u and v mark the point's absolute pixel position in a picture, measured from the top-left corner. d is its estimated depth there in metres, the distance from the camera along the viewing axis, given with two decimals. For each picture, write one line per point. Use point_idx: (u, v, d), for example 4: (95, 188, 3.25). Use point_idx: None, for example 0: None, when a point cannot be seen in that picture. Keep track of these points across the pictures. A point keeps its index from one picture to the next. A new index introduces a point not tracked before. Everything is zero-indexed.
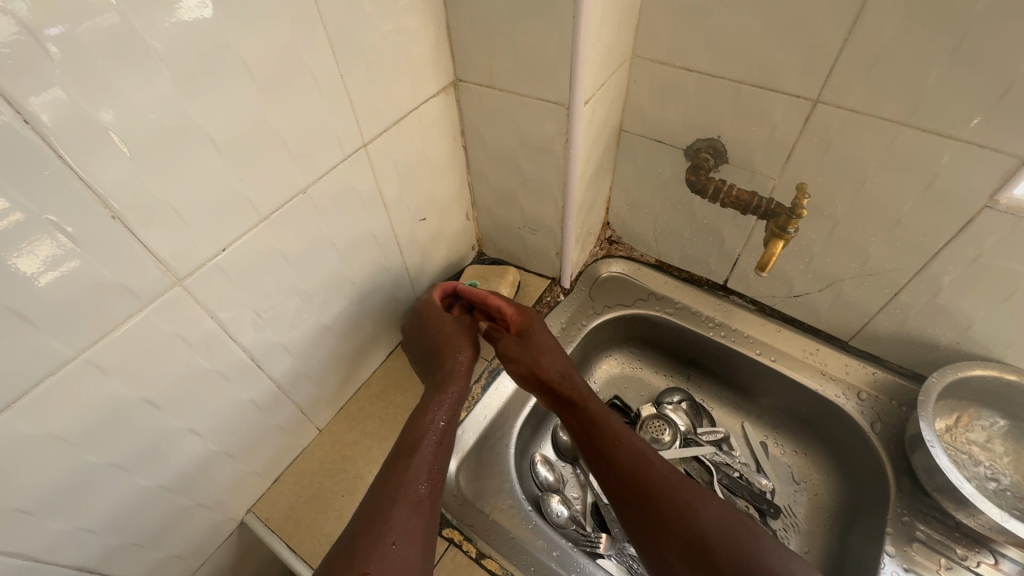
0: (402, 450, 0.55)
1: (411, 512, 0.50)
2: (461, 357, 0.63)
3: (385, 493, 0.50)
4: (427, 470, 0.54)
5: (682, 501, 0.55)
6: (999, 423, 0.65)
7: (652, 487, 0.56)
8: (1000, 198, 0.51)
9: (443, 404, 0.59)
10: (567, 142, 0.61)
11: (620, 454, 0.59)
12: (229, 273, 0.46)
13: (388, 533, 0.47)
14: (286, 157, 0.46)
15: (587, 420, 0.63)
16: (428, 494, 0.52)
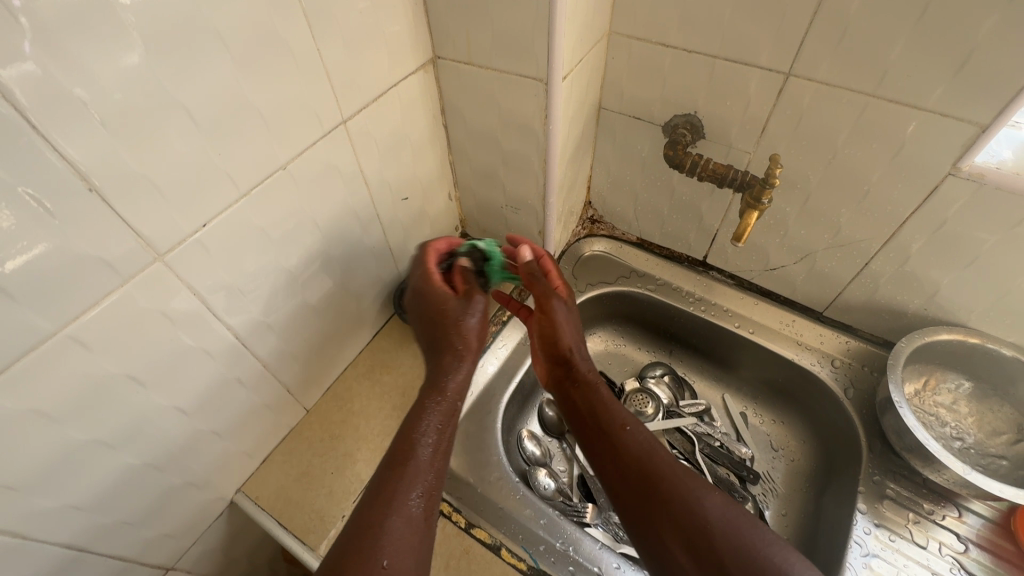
0: (395, 457, 0.50)
1: (409, 526, 0.46)
2: (467, 336, 0.57)
3: (378, 504, 0.47)
4: (426, 478, 0.49)
5: (685, 493, 0.51)
6: (965, 384, 0.68)
7: (657, 479, 0.53)
8: (962, 166, 0.54)
9: (439, 407, 0.53)
10: (547, 119, 0.62)
11: (627, 446, 0.57)
12: (210, 250, 0.46)
13: (380, 551, 0.44)
14: (264, 133, 0.46)
15: (598, 411, 0.61)
16: (423, 509, 0.48)
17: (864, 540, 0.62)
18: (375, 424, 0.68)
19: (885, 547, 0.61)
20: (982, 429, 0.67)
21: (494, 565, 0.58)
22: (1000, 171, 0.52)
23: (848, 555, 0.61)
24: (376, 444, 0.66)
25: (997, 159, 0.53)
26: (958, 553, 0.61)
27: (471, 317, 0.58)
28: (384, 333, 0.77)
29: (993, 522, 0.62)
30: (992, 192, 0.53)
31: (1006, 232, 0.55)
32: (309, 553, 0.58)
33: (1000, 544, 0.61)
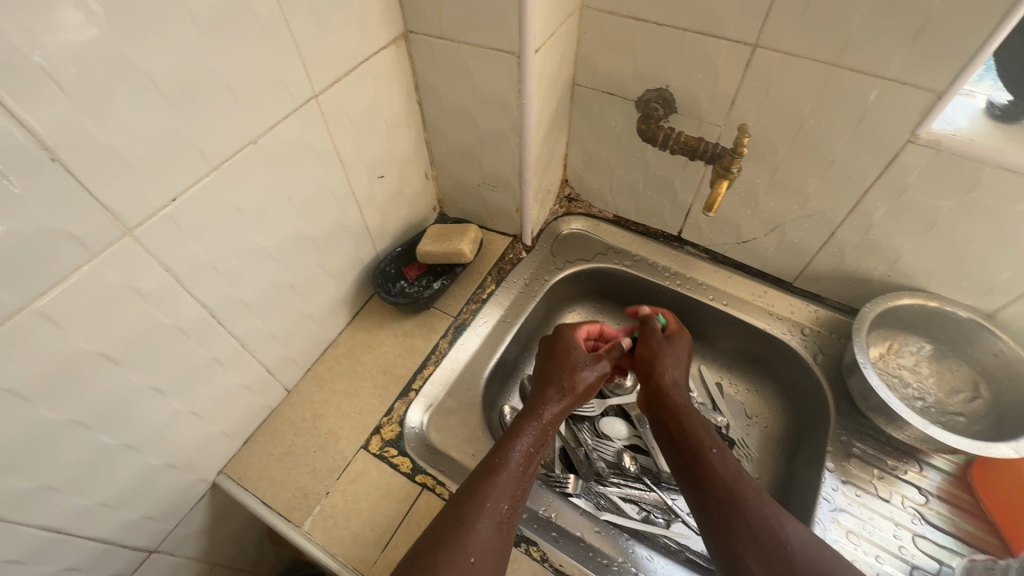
0: (492, 465, 0.54)
1: (493, 529, 0.50)
2: (578, 384, 0.65)
3: (473, 505, 0.51)
4: (513, 488, 0.53)
5: (764, 512, 0.52)
6: (926, 347, 0.72)
7: (735, 498, 0.53)
8: (920, 134, 0.56)
9: (534, 427, 0.59)
10: (521, 93, 0.62)
11: (710, 464, 0.56)
12: (181, 226, 0.45)
13: (469, 547, 0.48)
14: (234, 106, 0.46)
15: (683, 432, 0.60)
16: (510, 513, 0.52)
17: (832, 496, 0.64)
18: (357, 403, 0.68)
19: (851, 502, 0.64)
20: (942, 389, 0.70)
21: None
22: (955, 138, 0.55)
23: (816, 511, 0.63)
24: (358, 422, 0.67)
25: (953, 127, 0.56)
26: (919, 505, 0.64)
27: (589, 372, 0.67)
28: (364, 313, 0.76)
29: (952, 476, 0.65)
30: (948, 158, 0.56)
31: (961, 197, 0.58)
32: (294, 530, 0.59)
33: (958, 495, 0.64)
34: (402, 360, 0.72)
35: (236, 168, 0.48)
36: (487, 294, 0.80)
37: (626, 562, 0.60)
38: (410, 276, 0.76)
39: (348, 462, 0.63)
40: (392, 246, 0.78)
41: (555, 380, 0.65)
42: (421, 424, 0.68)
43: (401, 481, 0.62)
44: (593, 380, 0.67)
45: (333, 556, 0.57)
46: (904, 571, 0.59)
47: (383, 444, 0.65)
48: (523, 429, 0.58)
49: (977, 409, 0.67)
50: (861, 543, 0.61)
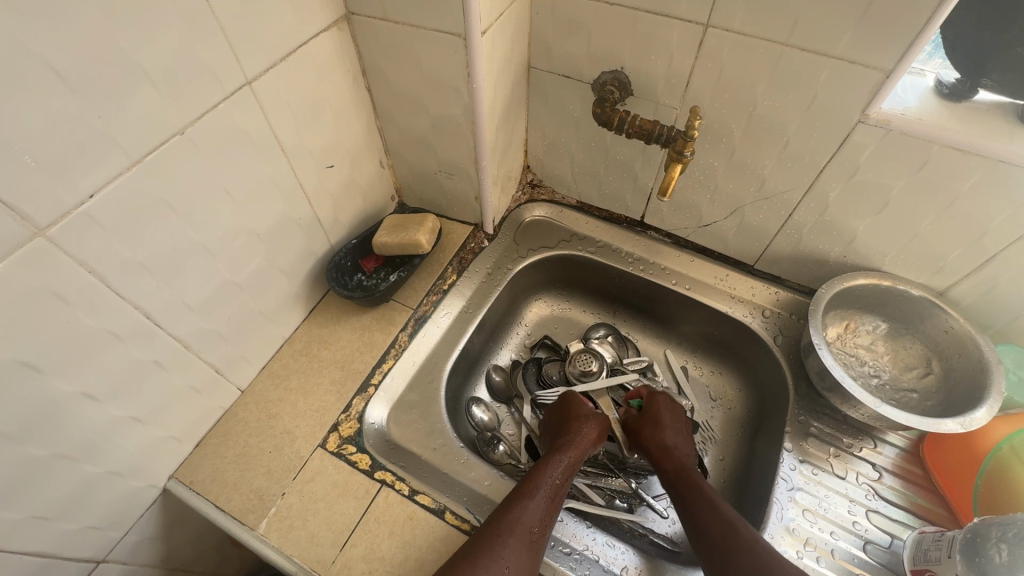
0: (523, 490, 0.58)
1: (522, 546, 0.53)
2: (586, 432, 0.68)
3: (506, 522, 0.54)
4: (542, 512, 0.57)
5: (765, 556, 0.53)
6: (882, 326, 0.73)
7: (734, 549, 0.54)
8: (870, 113, 0.56)
9: (559, 463, 0.63)
10: (470, 77, 0.60)
11: (708, 517, 0.58)
12: (103, 223, 0.43)
13: (500, 558, 0.51)
14: (154, 94, 0.43)
15: (689, 489, 0.62)
16: (539, 536, 0.55)
17: (790, 476, 0.65)
18: (314, 400, 0.66)
19: (808, 481, 0.65)
20: (897, 366, 0.71)
21: (438, 530, 0.57)
22: (904, 117, 0.55)
23: (774, 491, 0.64)
24: (315, 420, 0.65)
25: (902, 106, 0.56)
26: (874, 480, 0.65)
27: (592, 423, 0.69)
28: (320, 308, 0.74)
29: (905, 451, 0.67)
30: (898, 137, 0.56)
31: (911, 176, 0.58)
32: (248, 533, 0.57)
33: (911, 470, 0.65)
34: (361, 354, 0.71)
35: (163, 160, 0.45)
36: (448, 285, 0.79)
37: (588, 551, 0.60)
38: (368, 269, 0.74)
39: (304, 461, 0.62)
40: (348, 238, 0.75)
41: (570, 427, 0.69)
42: (382, 420, 0.67)
43: (359, 478, 0.61)
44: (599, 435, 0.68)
45: (289, 558, 0.56)
46: (858, 546, 0.60)
47: (340, 441, 0.63)
48: (551, 462, 0.62)
49: (929, 385, 0.68)
50: (817, 520, 0.62)
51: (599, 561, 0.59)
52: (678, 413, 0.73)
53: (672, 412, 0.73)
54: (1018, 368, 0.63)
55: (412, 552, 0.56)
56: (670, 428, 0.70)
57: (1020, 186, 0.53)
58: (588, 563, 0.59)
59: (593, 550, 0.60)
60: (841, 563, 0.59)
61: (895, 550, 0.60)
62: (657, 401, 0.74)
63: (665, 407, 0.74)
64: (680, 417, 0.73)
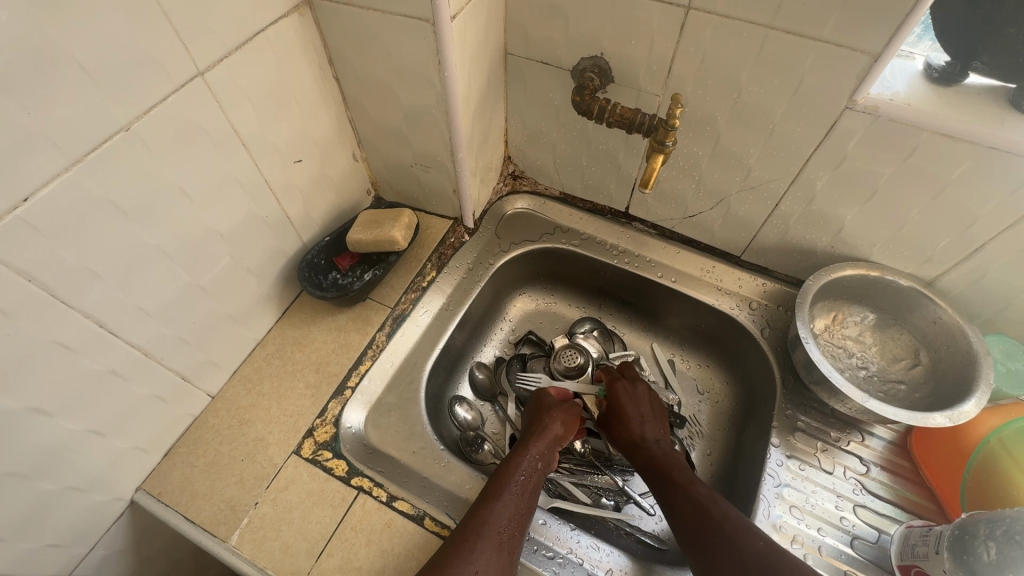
0: (490, 490, 0.56)
1: (492, 549, 0.51)
2: (552, 425, 0.66)
3: (475, 526, 0.52)
4: (512, 510, 0.55)
5: (736, 537, 0.52)
6: (870, 317, 0.71)
7: (708, 532, 0.53)
8: (858, 99, 0.53)
9: (525, 459, 0.61)
10: (442, 65, 0.57)
11: (680, 502, 0.57)
12: (42, 228, 0.40)
13: (469, 563, 0.49)
14: (93, 88, 0.40)
15: (659, 473, 0.61)
16: (509, 536, 0.53)
17: (777, 472, 0.64)
18: (288, 405, 0.64)
19: (795, 477, 0.64)
20: (885, 357, 0.70)
21: (416, 536, 0.56)
22: (892, 102, 0.53)
23: (761, 487, 0.63)
24: (289, 426, 0.63)
25: (891, 91, 0.54)
26: (861, 475, 0.64)
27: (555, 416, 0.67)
28: (294, 308, 0.72)
29: (893, 444, 0.66)
30: (886, 124, 0.54)
31: (899, 164, 0.56)
32: (220, 545, 0.55)
33: (898, 463, 0.65)
34: (336, 356, 0.68)
35: (107, 159, 0.42)
36: (427, 282, 0.76)
37: (572, 554, 0.58)
38: (343, 267, 0.71)
39: (278, 469, 0.60)
40: (322, 235, 0.72)
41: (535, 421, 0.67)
42: (359, 424, 0.65)
43: (335, 485, 0.59)
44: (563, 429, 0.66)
45: (263, 570, 0.54)
46: (845, 542, 0.59)
47: (316, 447, 0.61)
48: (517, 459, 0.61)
49: (917, 376, 0.67)
50: (804, 516, 0.61)
51: (584, 564, 0.58)
52: (642, 398, 0.70)
53: (634, 401, 0.69)
54: (1006, 358, 0.62)
55: (389, 561, 0.54)
56: (635, 420, 0.67)
57: (1010, 173, 0.52)
58: (572, 566, 0.57)
59: (577, 553, 0.58)
60: (828, 560, 0.58)
61: (882, 544, 0.59)
62: (617, 392, 0.70)
63: (627, 399, 0.69)
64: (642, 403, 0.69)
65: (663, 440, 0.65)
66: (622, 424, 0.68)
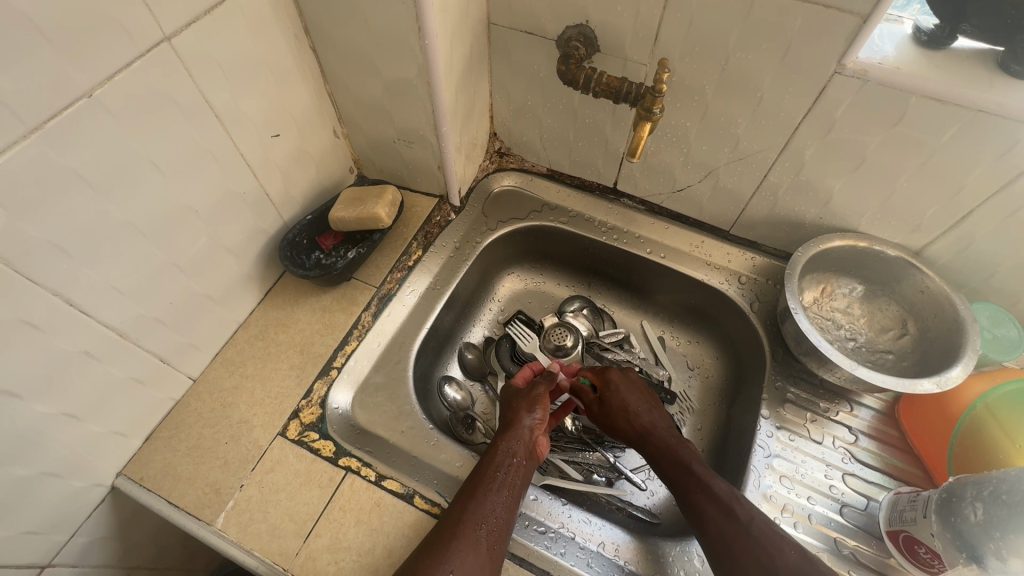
0: (474, 489, 0.54)
1: (470, 549, 0.49)
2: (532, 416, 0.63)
3: (456, 526, 0.50)
4: (495, 510, 0.52)
5: (761, 539, 0.50)
6: (858, 288, 0.71)
7: (731, 533, 0.51)
8: (847, 64, 0.53)
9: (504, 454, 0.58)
10: (422, 32, 0.55)
11: (701, 501, 0.54)
12: (0, 200, 0.38)
13: (445, 563, 0.47)
14: (50, 52, 0.38)
15: (676, 472, 0.58)
16: (490, 534, 0.51)
17: (768, 443, 0.64)
18: (273, 386, 0.63)
19: (785, 447, 0.64)
20: (873, 328, 0.70)
21: (406, 515, 0.55)
22: (881, 66, 0.52)
23: (752, 458, 0.64)
24: (274, 408, 0.61)
25: (880, 55, 0.53)
26: (850, 444, 0.64)
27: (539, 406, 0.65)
28: (277, 289, 0.70)
29: (880, 413, 0.66)
30: (875, 89, 0.53)
31: (888, 131, 0.56)
32: (205, 529, 0.54)
33: (886, 431, 0.65)
34: (321, 337, 0.67)
35: (69, 128, 0.40)
36: (413, 261, 0.75)
37: (563, 529, 0.58)
38: (326, 246, 0.70)
39: (263, 451, 0.59)
40: (303, 214, 0.71)
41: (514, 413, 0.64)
42: (346, 404, 0.64)
43: (323, 466, 0.58)
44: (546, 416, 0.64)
45: (250, 553, 0.53)
46: (835, 509, 0.60)
47: (301, 429, 0.60)
48: (496, 454, 0.58)
49: (905, 346, 0.67)
50: (794, 486, 0.61)
51: (576, 538, 0.57)
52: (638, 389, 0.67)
53: (632, 390, 0.66)
54: (992, 326, 0.62)
55: (379, 540, 0.53)
56: (641, 410, 0.64)
57: (999, 138, 0.51)
58: (564, 541, 0.57)
59: (569, 528, 0.58)
60: (818, 528, 0.59)
61: (871, 511, 0.60)
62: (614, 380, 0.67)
63: (625, 387, 0.67)
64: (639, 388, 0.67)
65: (673, 430, 0.63)
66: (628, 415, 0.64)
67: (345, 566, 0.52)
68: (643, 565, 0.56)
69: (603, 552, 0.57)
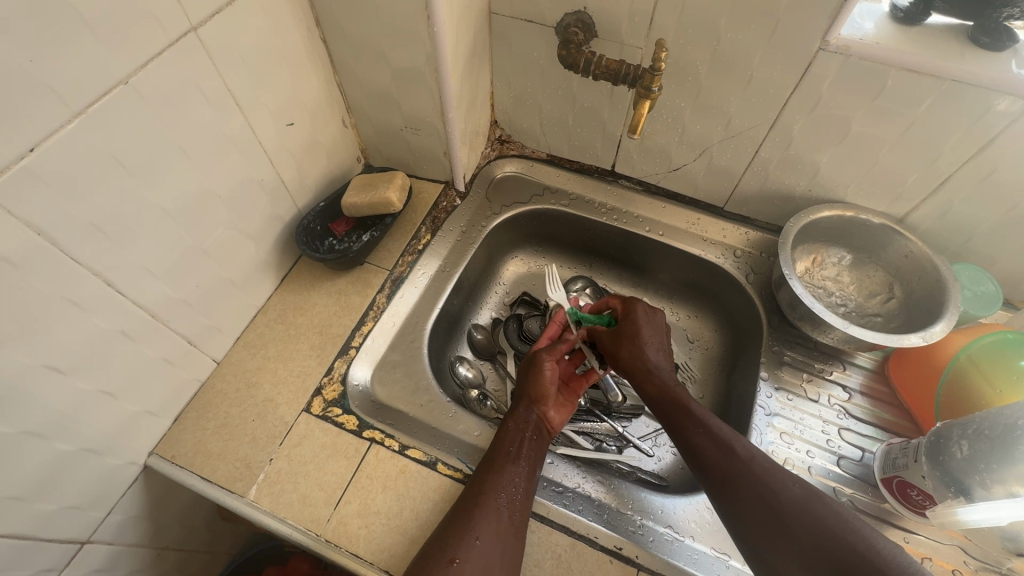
0: (491, 463, 0.56)
1: (493, 516, 0.51)
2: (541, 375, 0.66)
3: (478, 497, 0.53)
4: (513, 480, 0.55)
5: (763, 477, 0.50)
6: (846, 257, 0.75)
7: (734, 472, 0.51)
8: (830, 40, 0.56)
9: (516, 430, 0.61)
10: (429, 20, 0.58)
11: (701, 443, 0.54)
12: (46, 180, 0.40)
13: (471, 530, 0.50)
14: (90, 38, 0.40)
15: (671, 416, 0.58)
16: (510, 503, 0.53)
17: (768, 403, 0.68)
18: (294, 366, 0.65)
19: (784, 406, 0.68)
20: (862, 293, 0.74)
21: (431, 480, 0.58)
22: (862, 41, 0.55)
23: (754, 418, 0.67)
24: (297, 385, 0.64)
25: (861, 31, 0.56)
26: (844, 401, 0.68)
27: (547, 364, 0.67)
28: (292, 275, 0.72)
29: (872, 371, 0.70)
30: (858, 63, 0.57)
31: (869, 105, 0.60)
32: (239, 500, 0.56)
33: (878, 389, 0.69)
34: (338, 318, 0.70)
35: (106, 112, 0.43)
36: (423, 245, 0.77)
37: (581, 489, 0.62)
38: (339, 232, 0.72)
39: (290, 427, 0.61)
40: (316, 201, 0.73)
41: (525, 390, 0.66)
42: (366, 380, 0.66)
43: (347, 438, 0.61)
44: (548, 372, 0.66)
45: (283, 520, 0.55)
46: (833, 462, 0.64)
47: (325, 405, 0.63)
48: (508, 431, 0.60)
49: (892, 309, 0.72)
50: (794, 441, 0.65)
51: (593, 497, 0.61)
52: (659, 325, 0.67)
53: (651, 327, 0.66)
54: (973, 284, 0.66)
55: (406, 504, 0.56)
56: (649, 346, 0.64)
57: (972, 106, 0.55)
58: (581, 499, 0.60)
59: (584, 487, 0.61)
60: (818, 479, 0.62)
61: (866, 462, 0.63)
62: (637, 312, 0.67)
63: (643, 321, 0.66)
64: (659, 329, 0.67)
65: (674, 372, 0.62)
66: (635, 347, 0.64)
67: (375, 529, 0.55)
68: (657, 519, 0.60)
69: (620, 508, 0.60)
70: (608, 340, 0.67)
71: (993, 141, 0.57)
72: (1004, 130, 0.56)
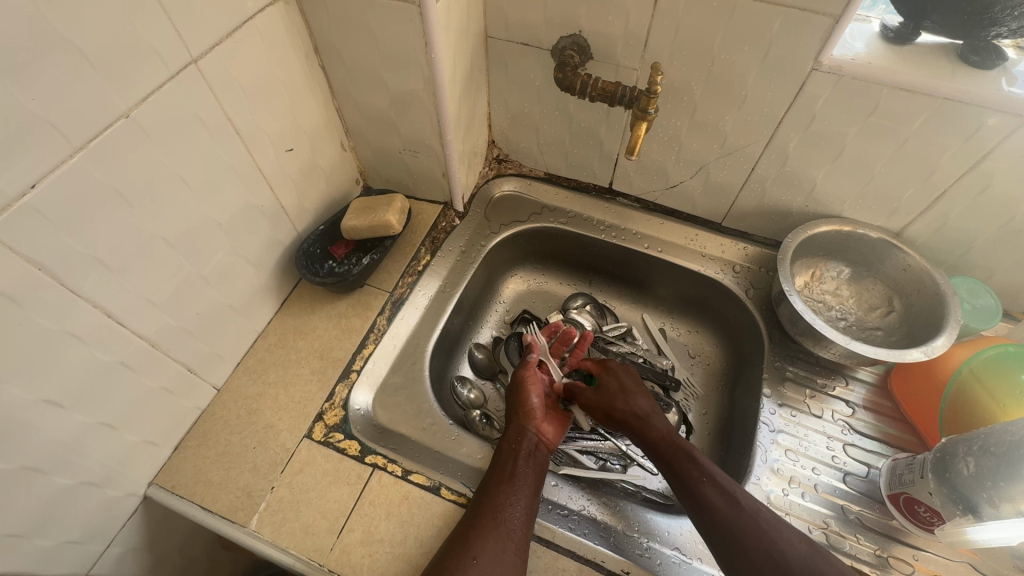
0: (490, 483, 0.56)
1: (497, 538, 0.51)
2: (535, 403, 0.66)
3: (476, 519, 0.53)
4: (513, 503, 0.54)
5: (769, 533, 0.49)
6: (845, 271, 0.75)
7: (740, 526, 0.50)
8: (823, 61, 0.57)
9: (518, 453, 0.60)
10: (427, 47, 0.59)
11: (707, 495, 0.53)
12: (48, 216, 0.40)
13: (470, 550, 0.50)
14: (90, 72, 0.40)
15: (675, 469, 0.56)
16: (512, 525, 0.53)
17: (771, 419, 0.68)
18: (295, 391, 0.65)
19: (788, 423, 0.68)
20: (861, 307, 0.75)
21: (434, 506, 0.57)
22: (854, 62, 0.56)
23: (758, 436, 0.67)
24: (298, 412, 0.64)
25: (852, 52, 0.57)
26: (848, 416, 0.68)
27: (535, 397, 0.67)
28: (293, 299, 0.73)
29: (874, 386, 0.70)
30: (851, 83, 0.57)
31: (863, 122, 0.60)
32: (240, 531, 0.56)
33: (882, 403, 0.69)
34: (339, 342, 0.69)
35: (108, 147, 0.43)
36: (422, 265, 0.78)
37: (586, 511, 0.61)
38: (338, 255, 0.72)
39: (291, 454, 0.61)
40: (316, 225, 0.73)
41: (520, 409, 0.66)
42: (367, 405, 0.66)
43: (350, 464, 0.60)
44: (536, 404, 0.66)
45: (286, 551, 0.55)
46: (839, 479, 0.63)
47: (327, 430, 0.62)
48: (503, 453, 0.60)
49: (892, 322, 0.72)
50: (799, 458, 0.65)
51: (598, 520, 0.60)
52: (633, 376, 0.68)
53: (630, 378, 0.68)
54: (972, 298, 0.67)
55: (411, 531, 0.55)
56: (636, 394, 0.65)
57: (965, 123, 0.56)
58: (586, 522, 0.60)
59: (589, 510, 0.61)
60: (824, 497, 0.62)
61: (872, 478, 0.63)
62: (614, 367, 0.69)
63: (623, 376, 0.68)
64: (637, 380, 0.68)
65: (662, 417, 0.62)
66: (625, 399, 0.64)
67: (379, 557, 0.54)
68: (664, 541, 0.59)
69: (626, 531, 0.59)
70: (590, 396, 0.67)
71: (988, 156, 0.57)
72: (997, 146, 0.56)
